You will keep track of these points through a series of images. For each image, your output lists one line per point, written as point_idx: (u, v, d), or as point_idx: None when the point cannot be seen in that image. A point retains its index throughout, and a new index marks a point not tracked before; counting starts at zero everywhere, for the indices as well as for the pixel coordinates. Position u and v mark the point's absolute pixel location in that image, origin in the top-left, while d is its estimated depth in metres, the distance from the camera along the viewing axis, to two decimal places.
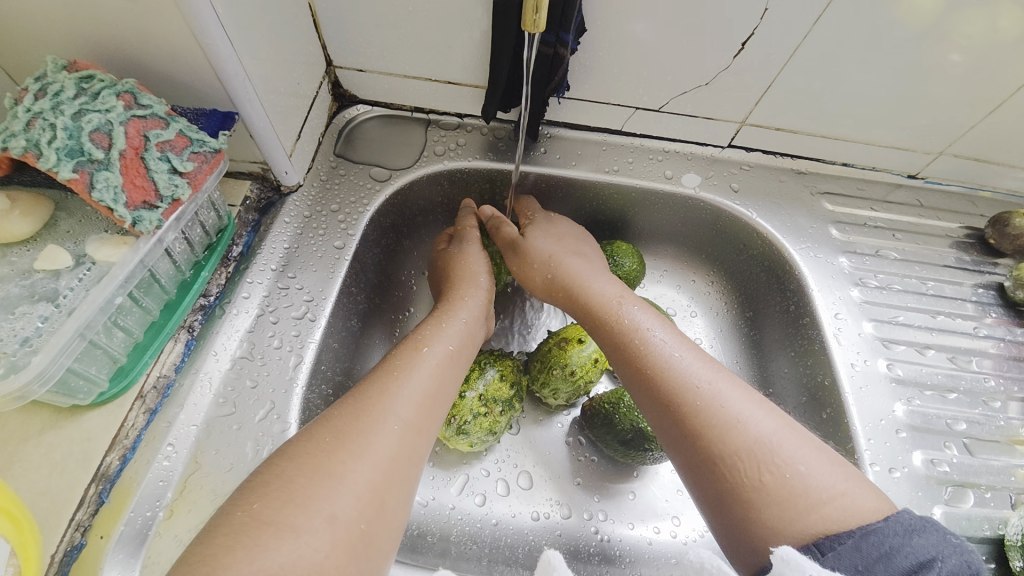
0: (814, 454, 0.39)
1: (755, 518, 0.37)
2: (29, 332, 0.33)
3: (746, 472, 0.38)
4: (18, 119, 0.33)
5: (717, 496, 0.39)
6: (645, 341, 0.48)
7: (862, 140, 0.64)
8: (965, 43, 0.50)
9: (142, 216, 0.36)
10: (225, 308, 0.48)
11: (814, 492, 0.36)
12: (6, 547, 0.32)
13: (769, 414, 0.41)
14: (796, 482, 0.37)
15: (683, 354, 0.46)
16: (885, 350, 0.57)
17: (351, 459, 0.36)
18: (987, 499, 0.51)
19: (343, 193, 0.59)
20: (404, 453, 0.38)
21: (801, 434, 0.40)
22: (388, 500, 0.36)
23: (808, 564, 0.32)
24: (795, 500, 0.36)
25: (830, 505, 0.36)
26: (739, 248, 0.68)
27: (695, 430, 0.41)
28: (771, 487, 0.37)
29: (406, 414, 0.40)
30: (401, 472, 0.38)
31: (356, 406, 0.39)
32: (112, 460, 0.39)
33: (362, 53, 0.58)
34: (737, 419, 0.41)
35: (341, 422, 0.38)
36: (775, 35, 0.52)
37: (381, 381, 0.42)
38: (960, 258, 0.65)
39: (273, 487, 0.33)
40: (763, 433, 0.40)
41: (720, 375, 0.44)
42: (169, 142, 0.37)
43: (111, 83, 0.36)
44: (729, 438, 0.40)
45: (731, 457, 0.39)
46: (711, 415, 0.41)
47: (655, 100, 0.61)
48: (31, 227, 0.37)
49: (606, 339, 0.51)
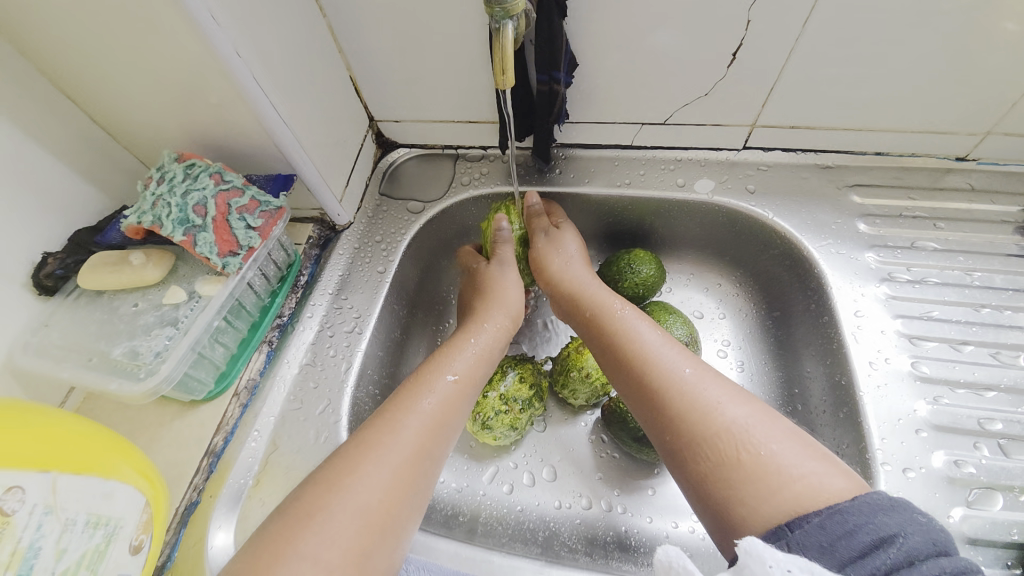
0: (795, 441, 0.41)
1: (735, 498, 0.39)
2: (160, 347, 0.46)
3: (724, 453, 0.41)
4: (147, 200, 0.47)
5: (704, 477, 0.42)
6: (633, 336, 0.52)
7: (888, 127, 0.62)
8: (1023, 10, 0.48)
9: (228, 262, 0.49)
10: (296, 325, 0.61)
11: (786, 470, 0.39)
12: (141, 499, 0.43)
13: (744, 401, 0.44)
14: (769, 460, 0.40)
15: (669, 348, 0.50)
16: (912, 347, 0.54)
17: (380, 461, 0.41)
18: (1021, 503, 0.47)
19: (385, 226, 0.70)
20: (424, 444, 0.44)
21: (776, 420, 0.43)
22: (411, 483, 0.42)
23: (768, 556, 0.34)
24: (768, 479, 0.39)
25: (800, 483, 0.38)
26: (760, 247, 0.68)
27: (678, 415, 0.45)
28: (745, 464, 0.40)
29: (430, 413, 0.46)
30: (422, 459, 0.44)
31: (386, 416, 0.45)
32: (218, 440, 0.53)
33: (397, 107, 0.70)
34: (714, 403, 0.44)
35: (373, 430, 0.43)
36: (766, 38, 0.54)
37: (409, 392, 0.48)
38: (1021, 244, 0.60)
39: (322, 476, 0.40)
40: (737, 417, 0.43)
41: (701, 367, 0.48)
42: (244, 206, 0.50)
43: (206, 166, 0.49)
44: (708, 420, 0.43)
45: (709, 439, 0.42)
46: (690, 401, 0.45)
47: (658, 114, 0.65)
48: (160, 273, 0.50)
49: (597, 333, 0.56)
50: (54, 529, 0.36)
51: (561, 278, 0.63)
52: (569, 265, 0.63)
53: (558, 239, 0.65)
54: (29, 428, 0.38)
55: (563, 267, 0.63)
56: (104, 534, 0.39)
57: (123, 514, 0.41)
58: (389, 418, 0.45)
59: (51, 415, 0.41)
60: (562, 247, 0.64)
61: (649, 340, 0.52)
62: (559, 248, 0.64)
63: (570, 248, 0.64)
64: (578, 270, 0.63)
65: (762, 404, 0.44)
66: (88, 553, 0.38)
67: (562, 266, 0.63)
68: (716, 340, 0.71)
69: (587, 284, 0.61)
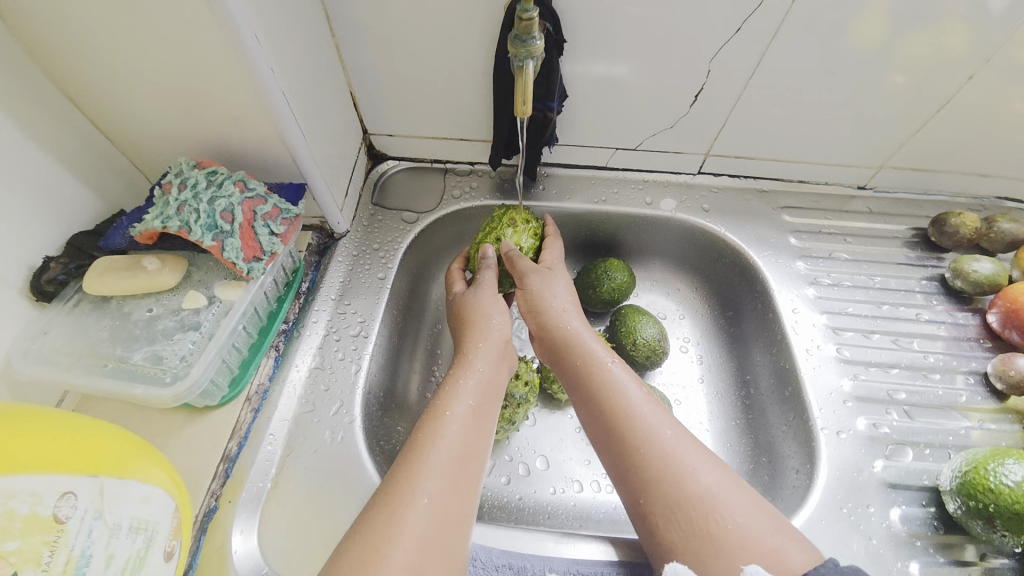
0: (758, 513, 0.46)
1: (700, 562, 0.44)
2: (185, 351, 0.47)
3: (697, 521, 0.46)
4: (171, 206, 0.48)
5: (673, 534, 0.47)
6: (621, 393, 0.55)
7: (809, 160, 0.76)
8: (907, 64, 0.62)
9: (253, 266, 0.50)
10: (301, 330, 0.62)
11: (749, 541, 0.44)
12: (172, 503, 0.42)
13: (717, 468, 0.49)
14: (734, 531, 0.44)
15: (655, 411, 0.53)
16: (835, 335, 0.68)
17: (386, 546, 0.41)
18: (927, 454, 0.60)
19: (381, 235, 0.73)
20: (456, 485, 0.47)
21: (744, 490, 0.48)
22: (452, 527, 0.45)
23: (751, 568, 0.39)
24: (733, 547, 0.44)
25: (761, 556, 0.43)
26: (715, 257, 0.80)
27: (659, 476, 0.49)
28: (710, 526, 0.45)
29: (454, 451, 0.49)
30: (459, 502, 0.46)
31: (390, 493, 0.44)
32: (232, 445, 0.52)
33: (393, 122, 0.73)
34: (692, 470, 0.48)
35: (376, 515, 0.43)
36: (721, 84, 0.66)
37: (410, 462, 0.47)
38: (907, 255, 0.76)
39: (364, 534, 0.42)
40: (711, 485, 0.47)
41: (683, 435, 0.52)
42: (268, 213, 0.51)
43: (229, 174, 0.50)
44: (685, 487, 0.47)
45: (681, 504, 0.47)
46: (671, 466, 0.49)
47: (630, 140, 0.75)
48: (175, 279, 0.50)
49: (585, 382, 0.57)
50: (102, 535, 0.36)
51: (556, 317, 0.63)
52: (568, 316, 0.63)
53: (548, 280, 0.65)
54: (77, 437, 0.38)
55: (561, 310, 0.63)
56: (144, 539, 0.39)
57: (158, 519, 0.40)
58: (414, 461, 0.47)
59: (98, 427, 0.40)
60: (555, 297, 0.64)
61: (637, 398, 0.54)
62: (550, 294, 0.64)
63: (564, 296, 0.65)
64: (578, 325, 0.63)
65: (732, 473, 0.49)
66: (132, 559, 0.37)
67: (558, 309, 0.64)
68: (679, 338, 0.81)
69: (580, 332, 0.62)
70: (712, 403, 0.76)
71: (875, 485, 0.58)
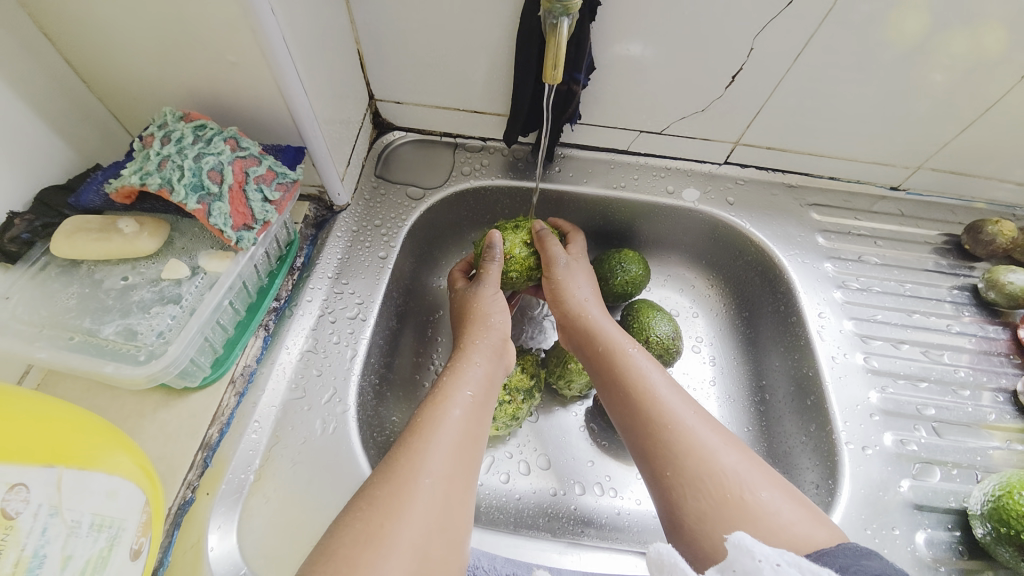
0: (783, 491, 0.41)
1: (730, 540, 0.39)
2: (163, 327, 0.42)
3: (723, 495, 0.41)
4: (151, 161, 0.42)
5: (695, 521, 0.41)
6: (640, 374, 0.51)
7: (844, 156, 0.71)
8: (948, 63, 0.57)
9: (243, 235, 0.45)
10: (293, 309, 0.57)
11: (777, 516, 0.39)
12: (141, 498, 0.38)
13: (739, 449, 0.45)
14: (759, 504, 0.40)
15: (674, 391, 0.50)
16: (863, 344, 0.65)
17: (390, 522, 0.38)
18: (954, 474, 0.57)
19: (384, 210, 0.68)
20: (458, 468, 0.43)
21: (768, 471, 0.43)
22: (452, 509, 0.41)
23: (757, 550, 0.35)
24: (762, 522, 0.39)
25: (792, 530, 0.38)
26: (735, 254, 0.76)
27: (680, 452, 0.44)
28: (734, 509, 0.40)
29: (455, 433, 0.45)
30: (459, 486, 0.43)
31: (388, 471, 0.41)
32: (213, 432, 0.48)
33: (401, 89, 0.68)
34: (713, 446, 0.44)
35: (375, 489, 0.40)
36: (761, 68, 0.60)
37: (410, 441, 0.44)
38: (938, 262, 0.72)
39: (366, 511, 0.38)
40: (734, 463, 0.43)
41: (700, 413, 0.48)
42: (262, 176, 0.46)
43: (219, 130, 0.45)
44: (707, 461, 0.43)
45: (704, 479, 0.42)
46: (692, 440, 0.45)
47: (656, 124, 0.70)
48: (155, 245, 0.45)
49: (604, 366, 0.54)
50: (59, 534, 0.31)
51: (576, 304, 0.59)
52: (588, 303, 0.60)
53: (573, 270, 0.61)
54: (28, 416, 0.33)
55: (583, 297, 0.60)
56: (108, 537, 0.34)
57: (126, 515, 0.36)
58: (416, 442, 0.44)
59: (64, 408, 0.37)
60: (579, 283, 0.60)
61: (656, 379, 0.51)
62: (575, 280, 0.60)
63: (588, 287, 0.61)
64: (598, 312, 0.59)
65: (755, 455, 0.45)
66: (93, 560, 0.33)
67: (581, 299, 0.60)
68: (692, 336, 0.78)
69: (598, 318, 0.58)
70: (724, 407, 0.72)
71: (900, 504, 0.55)
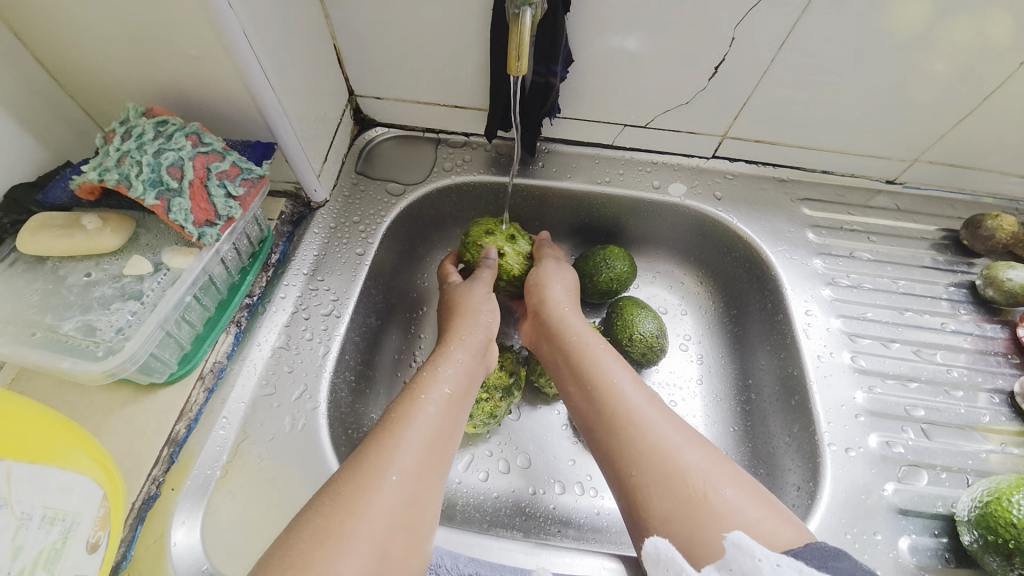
0: (747, 489, 0.42)
1: (697, 539, 0.39)
2: (122, 323, 0.42)
3: (689, 493, 0.41)
4: (110, 156, 0.42)
5: (661, 520, 0.41)
6: (608, 374, 0.52)
7: (837, 149, 0.69)
8: (951, 51, 0.55)
9: (205, 231, 0.45)
10: (267, 306, 0.57)
11: (743, 512, 0.39)
12: (99, 491, 0.38)
13: (704, 448, 0.45)
14: (726, 502, 0.40)
15: (641, 392, 0.50)
16: (851, 343, 0.63)
17: (351, 518, 0.37)
18: (943, 478, 0.55)
19: (363, 207, 0.68)
20: (427, 463, 0.43)
21: (734, 469, 0.44)
22: (418, 504, 0.41)
23: (757, 551, 0.35)
24: (729, 519, 0.39)
25: (757, 526, 0.38)
26: (723, 250, 0.74)
27: (647, 451, 0.45)
28: (699, 508, 0.40)
29: (427, 429, 0.45)
30: (427, 481, 0.42)
31: (355, 467, 0.41)
32: (180, 428, 0.48)
33: (380, 84, 0.67)
34: (678, 446, 0.45)
35: (339, 485, 0.39)
36: (745, 58, 0.58)
37: (381, 436, 0.43)
38: (935, 258, 0.70)
39: (328, 506, 0.38)
40: (699, 462, 0.43)
41: (666, 413, 0.48)
42: (225, 172, 0.46)
43: (181, 126, 0.45)
44: (674, 460, 0.44)
45: (671, 477, 0.43)
46: (658, 440, 0.45)
47: (641, 117, 0.68)
48: (118, 241, 0.45)
49: (573, 368, 0.55)
50: (8, 525, 0.32)
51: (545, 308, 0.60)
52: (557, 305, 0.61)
53: (551, 272, 0.63)
54: None
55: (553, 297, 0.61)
56: (60, 531, 0.35)
57: (81, 509, 0.36)
58: (386, 437, 0.43)
59: (17, 401, 0.37)
60: (555, 285, 0.62)
61: (624, 379, 0.51)
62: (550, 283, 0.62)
63: (568, 285, 0.62)
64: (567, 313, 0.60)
65: (720, 453, 0.45)
66: (46, 551, 0.34)
67: (553, 300, 0.61)
68: (681, 334, 0.76)
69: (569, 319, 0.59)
70: (709, 407, 0.71)
71: (884, 509, 0.53)
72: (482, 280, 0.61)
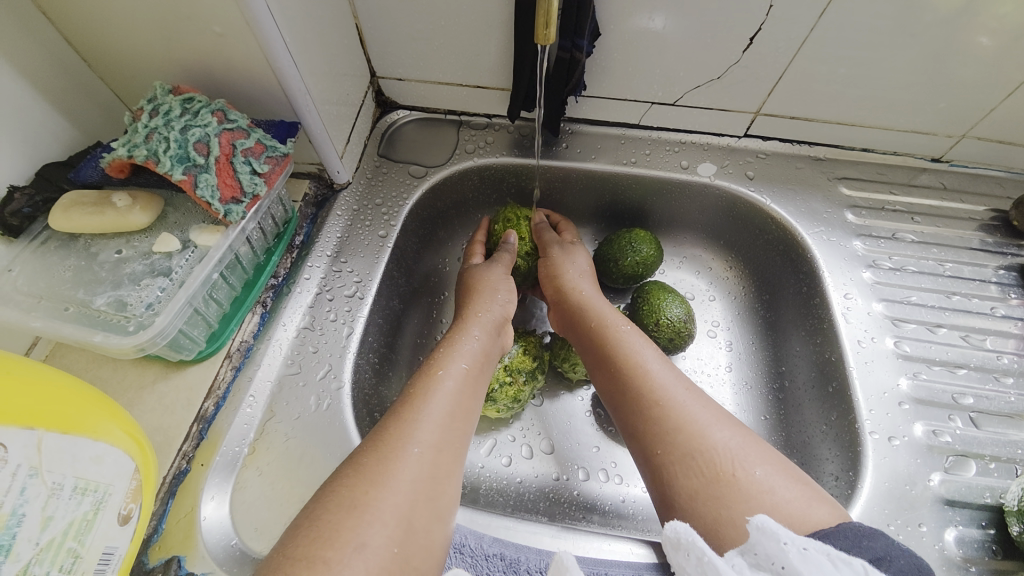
0: (779, 468, 0.40)
1: (726, 518, 0.37)
2: (151, 299, 0.43)
3: (719, 471, 0.40)
4: (139, 133, 0.42)
5: (687, 498, 0.40)
6: (630, 351, 0.51)
7: (880, 126, 0.65)
8: (996, 25, 0.51)
9: (231, 209, 0.45)
10: (292, 287, 0.57)
11: (775, 492, 0.38)
12: (130, 465, 0.39)
13: (733, 426, 0.43)
14: (758, 482, 0.39)
15: (665, 369, 0.49)
16: (894, 328, 0.60)
17: (374, 488, 0.37)
18: (991, 469, 0.52)
19: (386, 189, 0.67)
20: (449, 439, 0.42)
21: (766, 448, 0.42)
22: (440, 479, 0.40)
23: (783, 534, 0.33)
24: (760, 499, 0.38)
25: (790, 506, 0.37)
26: (755, 232, 0.71)
27: (673, 429, 0.43)
28: (725, 488, 0.39)
29: (447, 404, 0.44)
30: (449, 455, 0.42)
31: (378, 438, 0.40)
32: (208, 405, 0.49)
33: (402, 65, 0.66)
34: (707, 424, 0.43)
35: (362, 455, 0.39)
36: (781, 30, 0.55)
37: (403, 410, 0.43)
38: (983, 240, 0.66)
39: (353, 478, 0.37)
40: (728, 440, 0.42)
41: (692, 390, 0.47)
42: (250, 149, 0.46)
43: (207, 103, 0.45)
44: (702, 438, 0.42)
45: (698, 456, 0.41)
46: (686, 417, 0.44)
47: (669, 95, 0.65)
48: (147, 219, 0.46)
49: (596, 346, 0.54)
50: (39, 495, 0.32)
51: (566, 289, 0.60)
52: (578, 281, 0.60)
53: (572, 252, 0.63)
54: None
55: (574, 277, 0.61)
56: (92, 502, 0.35)
57: (112, 480, 0.37)
58: (407, 412, 0.43)
59: (41, 369, 0.36)
60: (570, 263, 0.62)
61: (647, 356, 0.50)
62: (568, 261, 0.62)
63: (582, 267, 0.62)
64: (587, 290, 0.60)
65: (749, 431, 0.43)
66: (76, 522, 0.34)
67: (574, 278, 0.61)
68: (708, 321, 0.73)
69: (590, 297, 0.59)
70: (740, 394, 0.68)
71: (929, 500, 0.51)
72: (500, 262, 0.61)
